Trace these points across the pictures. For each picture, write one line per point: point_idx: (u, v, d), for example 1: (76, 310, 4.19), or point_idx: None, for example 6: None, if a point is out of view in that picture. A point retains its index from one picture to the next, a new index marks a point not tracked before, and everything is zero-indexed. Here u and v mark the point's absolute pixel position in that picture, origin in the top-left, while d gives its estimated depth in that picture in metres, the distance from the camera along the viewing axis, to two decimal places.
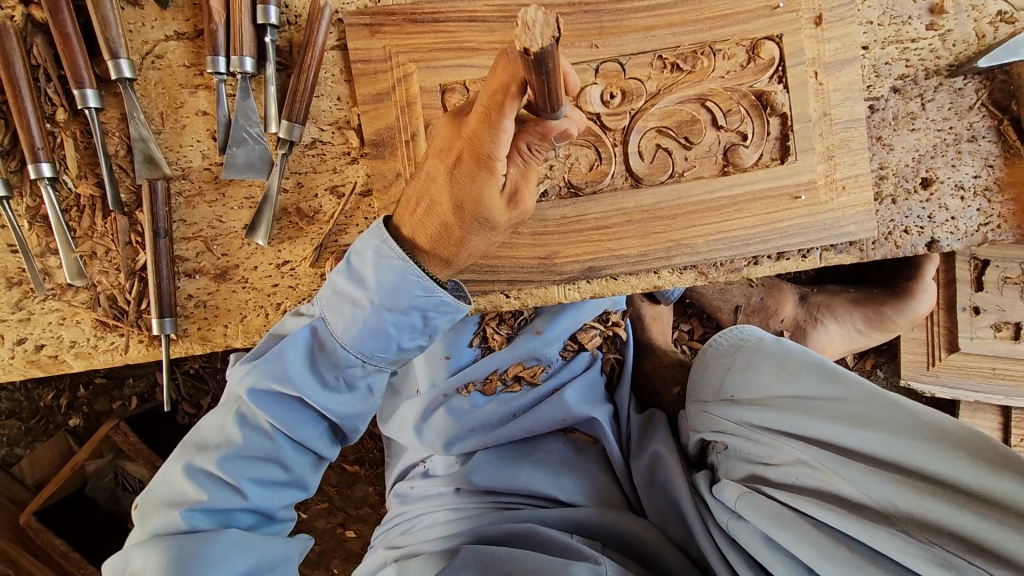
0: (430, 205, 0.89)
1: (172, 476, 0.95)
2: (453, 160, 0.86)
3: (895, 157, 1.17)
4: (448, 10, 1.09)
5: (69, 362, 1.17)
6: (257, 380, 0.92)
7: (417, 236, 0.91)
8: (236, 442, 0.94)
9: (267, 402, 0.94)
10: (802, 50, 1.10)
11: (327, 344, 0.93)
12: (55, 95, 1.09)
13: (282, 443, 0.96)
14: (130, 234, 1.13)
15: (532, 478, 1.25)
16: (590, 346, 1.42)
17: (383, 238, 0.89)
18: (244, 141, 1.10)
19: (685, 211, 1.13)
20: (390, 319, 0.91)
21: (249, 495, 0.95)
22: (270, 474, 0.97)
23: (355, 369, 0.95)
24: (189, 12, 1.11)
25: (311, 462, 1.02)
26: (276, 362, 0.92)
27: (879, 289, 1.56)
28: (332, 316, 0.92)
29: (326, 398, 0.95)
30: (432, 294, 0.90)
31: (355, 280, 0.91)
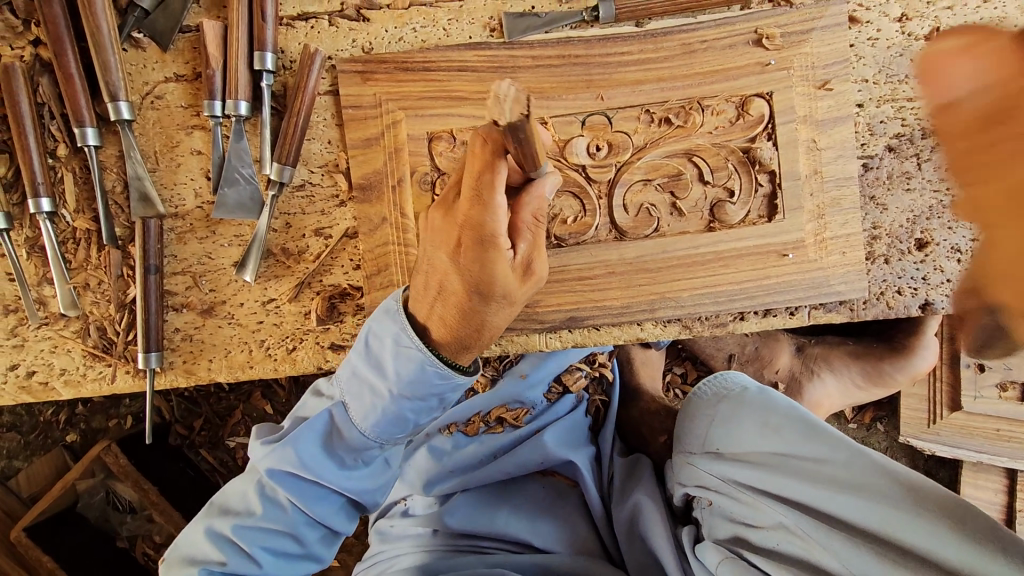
0: (442, 292, 0.84)
1: (195, 535, 0.94)
2: (455, 245, 0.82)
3: (889, 217, 1.14)
4: (438, 60, 1.10)
5: (58, 390, 1.19)
6: (272, 462, 0.89)
7: (433, 322, 0.85)
8: (253, 512, 0.92)
9: (287, 482, 0.90)
10: (792, 107, 1.09)
11: (349, 428, 0.89)
12: (58, 132, 1.14)
13: (299, 520, 0.93)
14: (122, 267, 1.16)
15: (509, 522, 1.22)
16: (575, 389, 1.40)
17: (403, 324, 0.84)
18: (236, 181, 1.13)
19: (670, 265, 1.12)
20: (409, 406, 0.87)
21: (263, 565, 0.92)
22: (284, 544, 0.94)
23: (373, 449, 0.91)
24: (189, 56, 1.14)
25: (325, 536, 0.98)
26: (294, 443, 0.88)
27: (879, 343, 1.52)
28: (351, 403, 0.88)
29: (342, 478, 0.91)
30: (451, 380, 0.86)
31: (373, 365, 0.86)
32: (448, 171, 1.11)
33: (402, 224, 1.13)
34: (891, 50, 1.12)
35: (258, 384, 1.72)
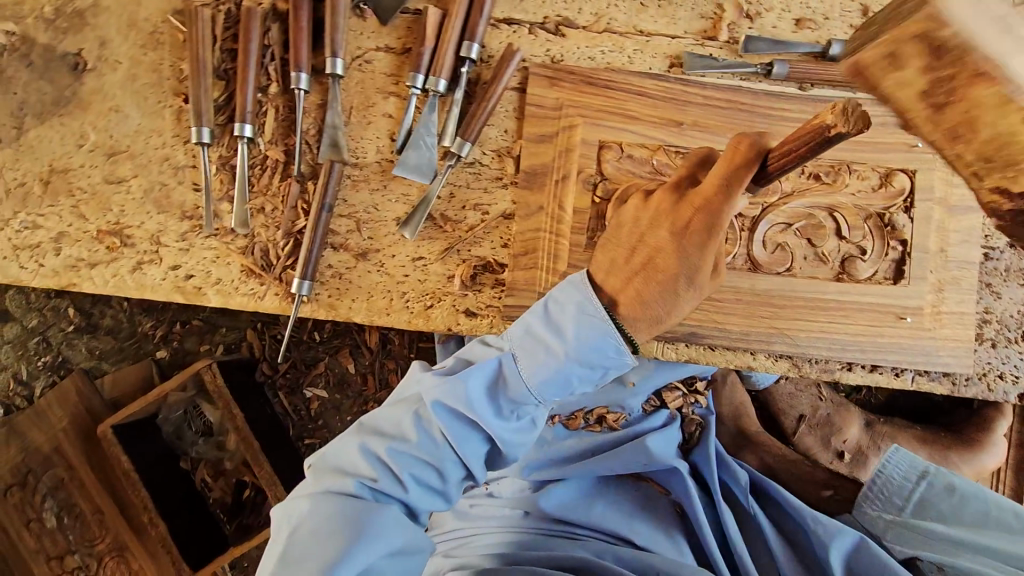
0: (653, 269, 0.96)
1: (346, 449, 1.02)
2: (682, 227, 0.94)
3: (1001, 306, 1.22)
4: (622, 81, 1.24)
5: (208, 296, 1.30)
6: (439, 394, 0.98)
7: (619, 296, 0.97)
8: (409, 437, 0.99)
9: (447, 419, 0.99)
10: (931, 187, 1.20)
11: (516, 380, 0.99)
12: (274, 73, 1.29)
13: (447, 456, 1.00)
14: (298, 200, 1.28)
15: (605, 516, 1.38)
16: (671, 405, 1.51)
17: (591, 297, 0.96)
18: (419, 146, 1.25)
19: (794, 304, 1.20)
20: (576, 371, 0.99)
21: (408, 491, 1.00)
22: (428, 474, 1.02)
23: (529, 405, 1.01)
24: (402, 32, 1.30)
25: (461, 479, 1.05)
26: (464, 383, 0.98)
27: (946, 433, 1.57)
28: (523, 357, 0.98)
29: (497, 425, 1.00)
30: (620, 356, 0.98)
31: (551, 326, 0.98)
32: (611, 177, 1.22)
33: (559, 215, 1.23)
34: None
35: (348, 342, 1.82)
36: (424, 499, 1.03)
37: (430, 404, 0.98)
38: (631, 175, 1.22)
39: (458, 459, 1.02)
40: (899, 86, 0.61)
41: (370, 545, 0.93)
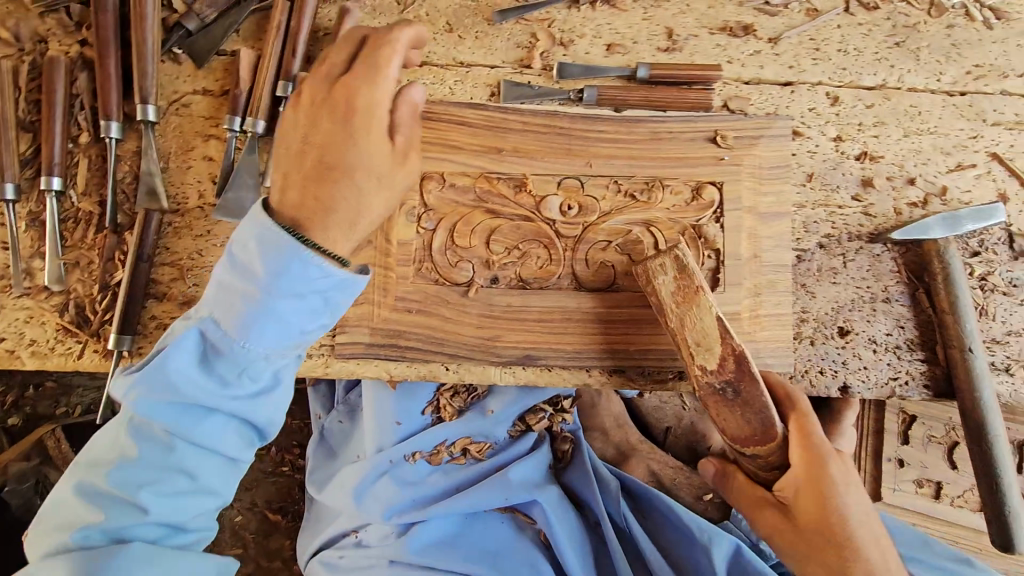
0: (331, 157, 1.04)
1: (68, 497, 1.03)
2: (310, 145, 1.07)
3: (816, 305, 1.29)
4: (440, 111, 1.25)
5: (22, 360, 1.22)
6: (146, 394, 1.01)
7: (306, 220, 1.01)
8: (129, 454, 1.02)
9: (155, 412, 1.02)
10: (739, 197, 1.26)
11: (225, 339, 1.03)
12: (83, 122, 1.23)
13: (184, 450, 1.04)
14: (115, 251, 1.22)
15: (470, 557, 1.37)
16: (536, 428, 1.50)
17: (264, 220, 1.00)
18: (239, 188, 1.22)
19: (622, 320, 1.23)
20: (288, 305, 1.02)
21: (149, 512, 1.02)
22: (170, 485, 1.03)
23: (258, 364, 1.04)
24: (220, 75, 1.27)
25: (220, 465, 1.08)
26: (161, 371, 1.00)
27: None
28: (221, 313, 1.03)
29: (217, 394, 1.02)
30: (329, 276, 1.02)
31: (241, 272, 1.02)
32: (435, 207, 1.23)
33: (385, 249, 1.23)
34: (826, 163, 1.32)
35: None
36: (179, 511, 1.05)
37: (135, 408, 1.01)
38: (454, 203, 1.24)
39: (199, 449, 1.05)
40: (664, 285, 1.08)
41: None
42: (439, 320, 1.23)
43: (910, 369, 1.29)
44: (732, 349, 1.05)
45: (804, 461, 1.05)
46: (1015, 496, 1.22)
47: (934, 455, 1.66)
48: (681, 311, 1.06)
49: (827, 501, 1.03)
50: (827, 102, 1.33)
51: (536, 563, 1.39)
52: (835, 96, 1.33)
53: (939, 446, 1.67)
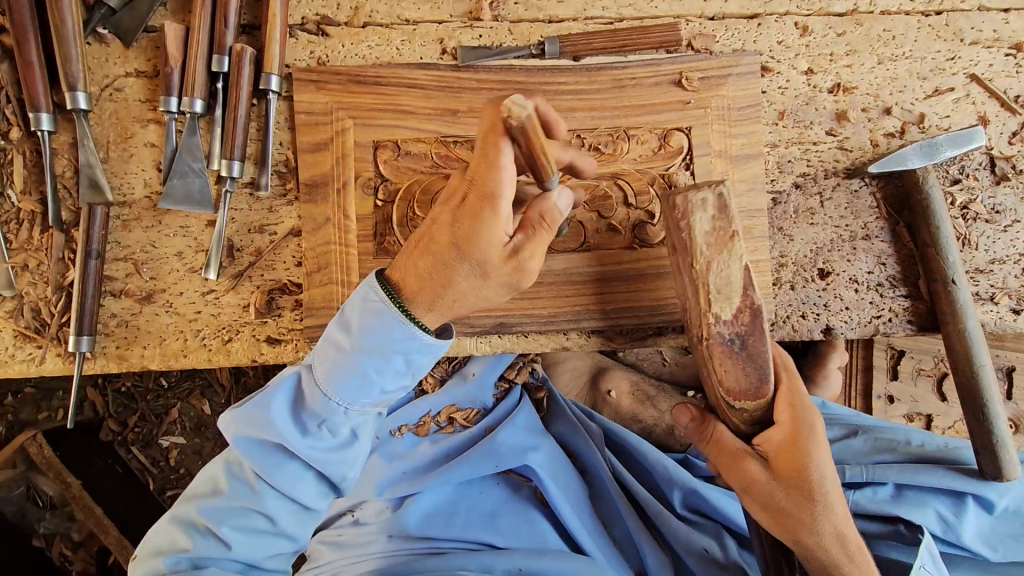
0: (428, 242, 0.95)
1: (163, 530, 1.05)
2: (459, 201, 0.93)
3: (795, 248, 1.25)
4: (389, 75, 1.19)
5: None
6: (242, 428, 0.99)
7: (407, 279, 0.96)
8: (218, 491, 1.02)
9: (253, 451, 1.00)
10: (708, 142, 1.21)
11: (315, 392, 0.98)
12: (12, 116, 1.16)
13: (266, 494, 1.01)
14: (64, 250, 1.18)
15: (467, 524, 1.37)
16: (518, 381, 1.54)
17: (370, 284, 0.96)
18: (185, 174, 1.17)
19: (595, 279, 1.20)
20: (373, 365, 0.96)
21: (232, 546, 1.01)
22: (251, 521, 1.02)
23: (338, 417, 0.99)
24: (151, 54, 1.20)
25: (294, 511, 1.04)
26: (255, 411, 0.99)
27: None
28: (319, 367, 0.98)
29: (308, 445, 0.99)
30: (416, 339, 0.95)
31: (342, 327, 0.97)
32: (391, 178, 1.18)
33: (344, 225, 1.18)
34: (798, 99, 1.26)
35: (199, 383, 1.72)
36: (257, 547, 1.04)
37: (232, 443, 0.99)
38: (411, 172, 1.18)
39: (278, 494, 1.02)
40: (695, 226, 0.98)
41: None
42: None
43: (893, 306, 1.26)
44: (750, 303, 0.98)
45: (788, 424, 0.99)
46: (1003, 424, 1.21)
47: (923, 388, 1.65)
48: (711, 253, 0.98)
49: (806, 462, 0.99)
50: (797, 32, 1.25)
51: (532, 523, 1.38)
52: (805, 26, 1.25)
53: (928, 379, 1.66)
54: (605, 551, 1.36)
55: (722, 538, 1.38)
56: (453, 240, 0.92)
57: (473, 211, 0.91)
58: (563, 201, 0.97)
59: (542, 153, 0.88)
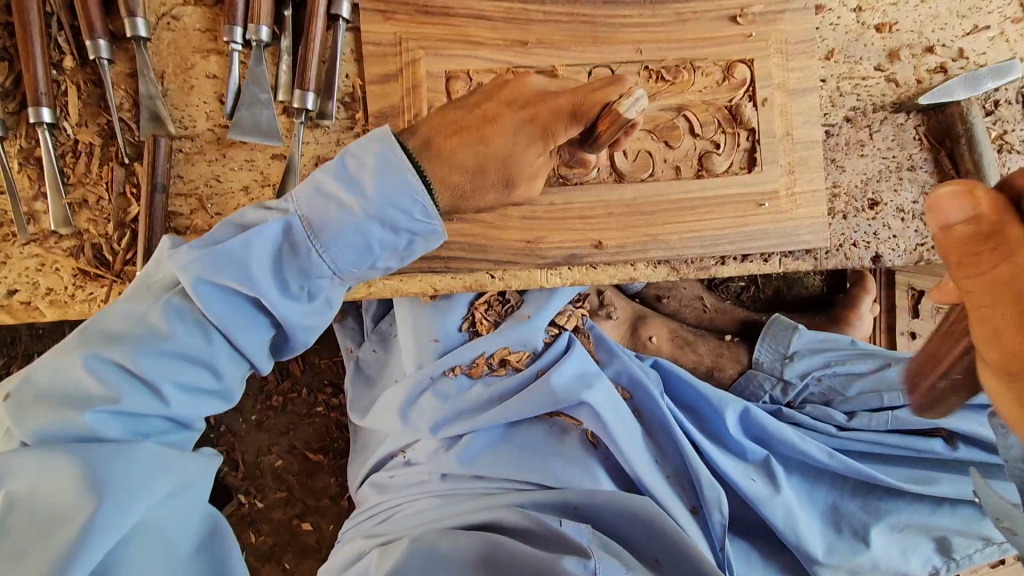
0: (481, 139, 0.94)
1: (72, 369, 0.88)
2: (529, 116, 0.95)
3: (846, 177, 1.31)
4: (457, 6, 1.18)
5: (41, 311, 1.15)
6: (208, 272, 0.88)
7: (454, 168, 0.93)
8: (159, 336, 0.89)
9: (216, 298, 0.90)
10: (769, 74, 1.25)
11: (309, 250, 0.90)
12: (65, 44, 1.11)
13: (218, 347, 0.93)
14: (125, 184, 1.14)
15: (521, 464, 1.38)
16: (568, 327, 1.51)
17: (391, 145, 0.88)
18: (252, 104, 1.14)
19: (663, 208, 1.23)
20: (376, 234, 0.90)
21: (171, 401, 0.92)
22: (196, 377, 0.94)
23: (324, 282, 0.93)
24: None
25: (242, 372, 0.99)
26: (231, 257, 0.89)
27: (819, 315, 1.77)
28: (316, 220, 0.89)
29: (284, 305, 0.93)
30: (428, 221, 0.91)
31: (347, 184, 0.89)
32: None
33: None
34: (848, 35, 1.31)
35: None
36: (193, 406, 0.96)
37: (191, 285, 0.88)
38: None
39: (231, 350, 0.95)
40: None
41: (138, 495, 0.87)
42: (482, 226, 1.21)
43: None
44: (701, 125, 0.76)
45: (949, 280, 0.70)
46: None
47: None
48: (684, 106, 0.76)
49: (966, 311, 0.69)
50: None
51: (586, 464, 1.39)
52: None
53: None
54: (659, 486, 1.39)
55: (771, 466, 1.42)
56: (506, 153, 0.94)
57: (534, 139, 0.96)
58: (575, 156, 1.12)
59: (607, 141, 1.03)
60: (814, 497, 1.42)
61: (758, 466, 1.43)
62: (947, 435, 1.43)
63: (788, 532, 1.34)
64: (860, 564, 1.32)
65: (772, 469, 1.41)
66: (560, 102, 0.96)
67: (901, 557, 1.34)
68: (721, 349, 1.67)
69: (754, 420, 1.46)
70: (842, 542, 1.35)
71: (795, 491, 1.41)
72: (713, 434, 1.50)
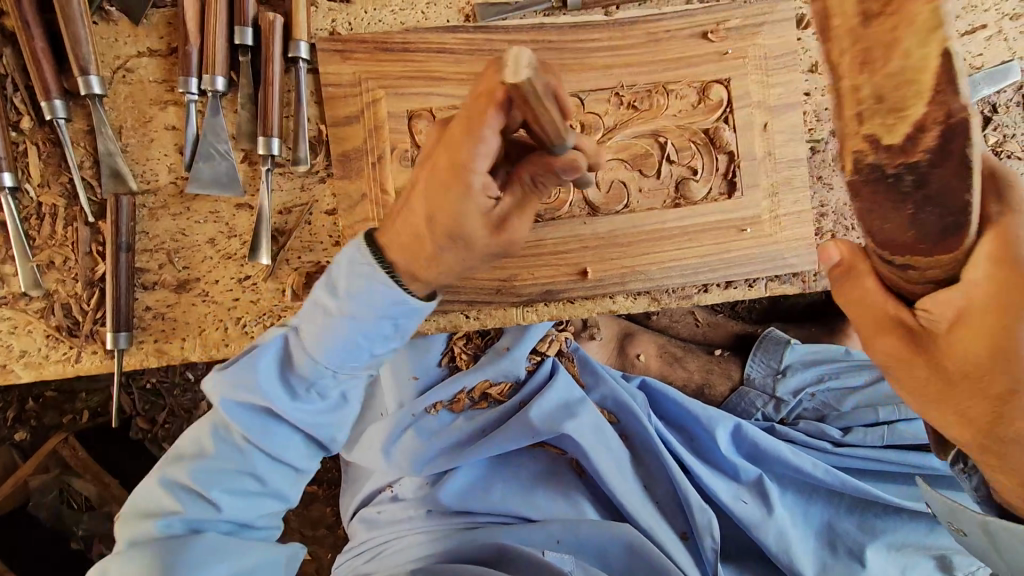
0: (404, 214, 0.80)
1: (151, 486, 0.92)
2: (431, 169, 0.78)
3: (835, 196, 1.25)
4: (417, 41, 1.14)
5: (17, 373, 1.14)
6: (225, 392, 0.88)
7: (391, 241, 0.82)
8: (207, 453, 0.90)
9: (237, 413, 0.89)
10: (748, 93, 1.19)
11: (302, 356, 0.86)
12: (21, 105, 1.09)
13: (256, 457, 0.91)
14: (91, 243, 1.13)
15: (504, 496, 1.36)
16: (551, 353, 1.50)
17: (356, 243, 0.81)
18: (211, 157, 1.12)
19: (640, 239, 1.19)
20: (360, 332, 0.82)
21: (224, 508, 0.92)
22: (244, 485, 0.92)
23: (326, 380, 0.87)
24: (163, 31, 1.12)
25: (289, 474, 0.95)
26: (240, 376, 0.87)
27: (816, 326, 1.72)
28: (304, 329, 0.85)
29: (295, 411, 0.88)
30: (405, 304, 0.82)
31: (327, 288, 0.83)
32: None
33: (383, 200, 1.15)
34: None
35: None
36: (251, 506, 0.95)
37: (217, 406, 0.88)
38: None
39: (269, 456, 0.92)
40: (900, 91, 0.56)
41: None
42: None
43: None
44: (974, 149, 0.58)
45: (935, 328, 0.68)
46: None
47: None
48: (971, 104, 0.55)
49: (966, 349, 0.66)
50: None
51: (570, 495, 1.37)
52: None
53: None
54: (648, 515, 1.35)
55: (763, 487, 1.37)
56: (430, 214, 0.77)
57: (446, 189, 0.75)
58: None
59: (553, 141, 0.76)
60: (808, 514, 1.37)
61: (751, 486, 1.38)
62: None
63: (780, 555, 1.29)
64: None
65: (765, 492, 1.36)
66: (452, 137, 0.76)
67: None
68: (712, 367, 1.62)
69: (746, 438, 1.43)
70: (836, 561, 1.30)
71: (789, 508, 1.36)
72: (703, 452, 1.46)
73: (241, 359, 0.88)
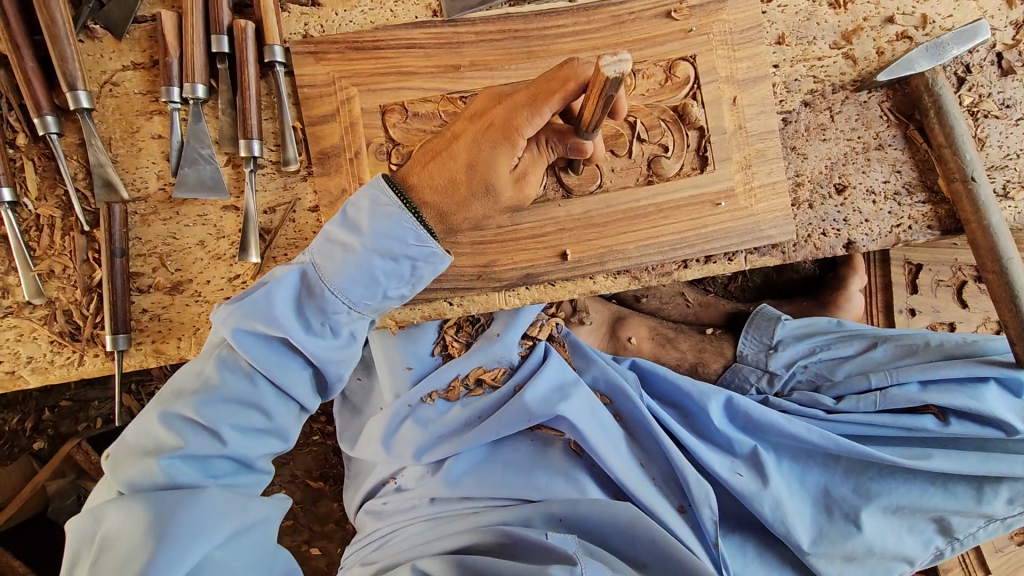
0: (447, 159, 0.95)
1: (150, 425, 0.93)
2: (484, 124, 0.93)
3: (809, 165, 1.26)
4: (387, 38, 1.17)
5: (25, 378, 1.21)
6: (241, 320, 0.93)
7: (424, 188, 0.96)
8: (214, 385, 0.94)
9: (252, 343, 0.94)
10: (715, 68, 1.20)
11: (321, 289, 0.95)
12: (16, 123, 1.15)
13: (264, 388, 0.96)
14: (88, 251, 1.18)
15: (503, 478, 1.38)
16: (542, 337, 1.50)
17: (381, 187, 0.93)
18: (195, 162, 1.17)
19: (616, 218, 1.21)
20: (379, 266, 0.94)
21: (228, 443, 0.95)
22: (250, 420, 0.97)
23: (340, 316, 0.97)
24: (146, 44, 1.17)
25: (292, 412, 1.01)
26: (260, 305, 0.94)
27: (808, 300, 1.72)
28: (324, 264, 0.94)
29: (309, 342, 0.96)
30: (425, 245, 0.94)
31: (349, 226, 0.94)
32: (403, 141, 1.19)
33: None
34: (799, 15, 1.24)
35: None
36: (251, 446, 0.98)
37: (230, 336, 0.93)
38: (421, 133, 1.19)
39: (276, 390, 0.98)
40: None
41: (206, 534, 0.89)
42: None
43: (912, 213, 1.28)
44: None
45: None
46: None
47: (945, 298, 1.68)
48: None
49: None
50: None
51: (571, 475, 1.37)
52: None
53: (948, 289, 1.69)
54: (648, 493, 1.35)
55: (759, 459, 1.37)
56: (471, 164, 0.94)
57: (495, 143, 0.93)
58: (570, 149, 1.03)
59: (594, 105, 0.86)
60: (805, 482, 1.38)
61: (747, 459, 1.38)
62: (938, 411, 1.36)
63: (777, 524, 1.31)
64: (852, 548, 1.29)
65: (761, 463, 1.36)
66: (513, 102, 0.92)
67: (896, 540, 1.30)
68: (704, 346, 1.63)
69: (739, 411, 1.42)
70: (833, 527, 1.32)
71: (786, 479, 1.37)
72: (699, 429, 1.46)
73: (257, 292, 0.95)
